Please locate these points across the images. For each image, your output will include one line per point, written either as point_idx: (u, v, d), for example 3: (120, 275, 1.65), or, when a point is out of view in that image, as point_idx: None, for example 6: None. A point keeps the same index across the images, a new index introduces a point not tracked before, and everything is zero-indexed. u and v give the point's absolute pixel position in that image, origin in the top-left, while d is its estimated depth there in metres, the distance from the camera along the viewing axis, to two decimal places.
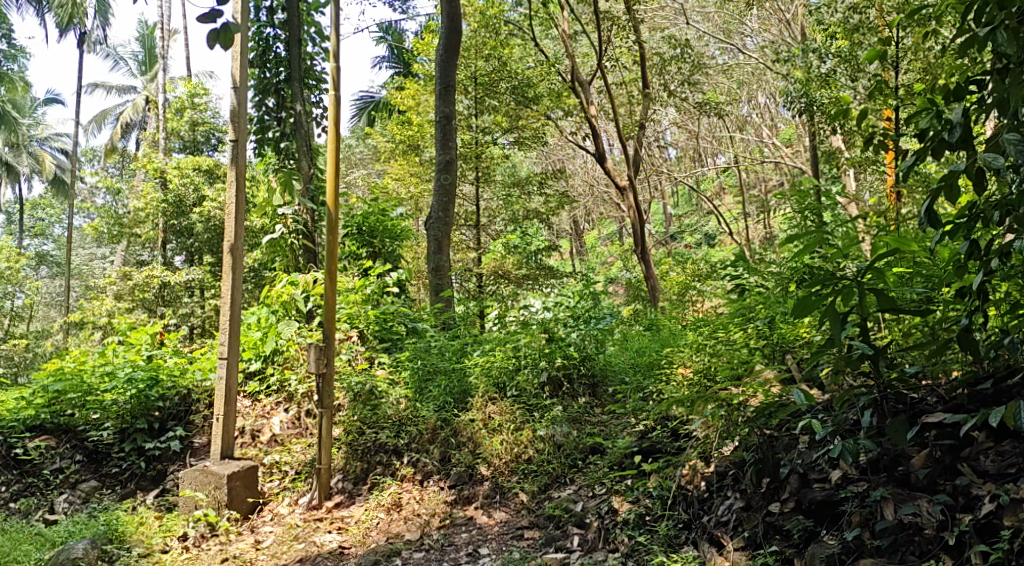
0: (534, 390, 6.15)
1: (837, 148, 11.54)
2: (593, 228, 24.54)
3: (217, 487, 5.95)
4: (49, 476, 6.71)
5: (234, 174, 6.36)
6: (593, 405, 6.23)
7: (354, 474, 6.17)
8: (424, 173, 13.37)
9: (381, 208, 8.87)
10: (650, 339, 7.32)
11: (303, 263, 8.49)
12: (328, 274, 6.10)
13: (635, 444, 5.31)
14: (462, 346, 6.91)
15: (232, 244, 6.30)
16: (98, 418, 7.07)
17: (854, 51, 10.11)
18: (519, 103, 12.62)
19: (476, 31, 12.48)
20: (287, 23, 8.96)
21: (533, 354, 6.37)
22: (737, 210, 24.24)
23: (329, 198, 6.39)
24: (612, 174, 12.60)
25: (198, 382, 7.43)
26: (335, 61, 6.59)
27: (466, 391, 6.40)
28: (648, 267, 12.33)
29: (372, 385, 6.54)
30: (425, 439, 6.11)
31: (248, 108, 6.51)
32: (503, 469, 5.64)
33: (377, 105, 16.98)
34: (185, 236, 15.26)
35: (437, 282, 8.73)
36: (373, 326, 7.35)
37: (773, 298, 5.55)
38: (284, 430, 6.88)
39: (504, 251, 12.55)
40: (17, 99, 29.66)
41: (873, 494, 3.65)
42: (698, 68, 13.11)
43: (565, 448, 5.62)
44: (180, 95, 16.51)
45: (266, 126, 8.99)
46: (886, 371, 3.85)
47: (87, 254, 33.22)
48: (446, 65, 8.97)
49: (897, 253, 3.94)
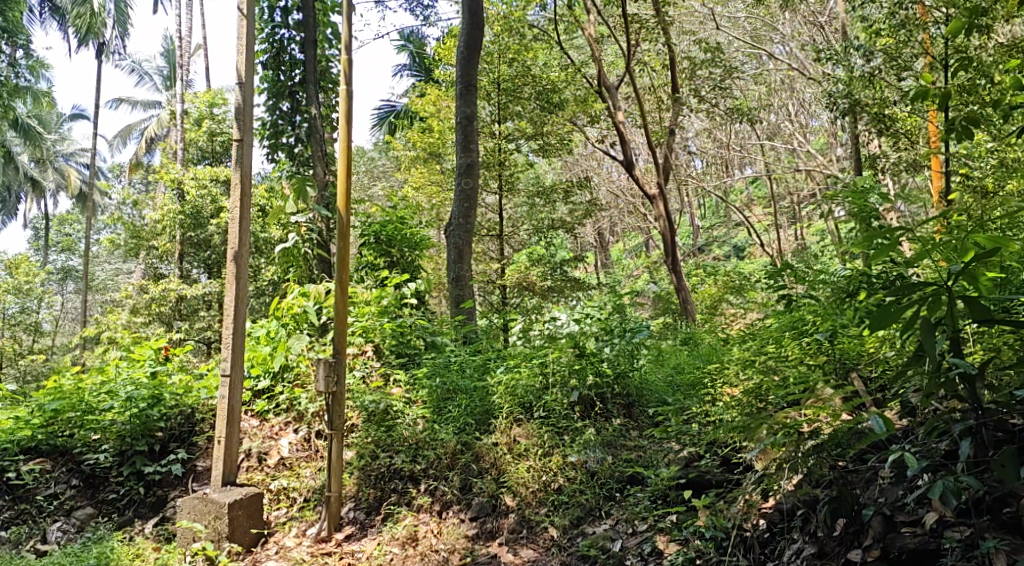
0: (563, 410, 5.58)
1: (879, 153, 10.96)
2: (619, 240, 23.90)
3: (217, 517, 5.46)
4: (43, 503, 6.26)
5: (238, 178, 5.91)
6: (629, 427, 5.59)
7: (367, 503, 5.63)
8: (446, 182, 12.94)
9: (399, 216, 8.37)
10: (688, 356, 6.75)
11: (317, 274, 7.97)
12: (339, 283, 5.58)
13: (681, 472, 4.76)
14: (484, 362, 6.40)
15: (236, 251, 5.81)
16: (98, 439, 6.62)
17: (900, 50, 9.55)
18: (544, 110, 12.16)
19: (498, 36, 12.05)
20: (301, 23, 8.55)
21: (563, 371, 5.81)
22: (766, 221, 23.51)
23: (340, 203, 5.89)
24: (642, 182, 12.06)
25: (203, 401, 6.95)
26: (347, 56, 6.12)
27: (489, 412, 5.85)
28: (680, 277, 11.75)
29: (386, 404, 6.03)
30: (443, 465, 5.57)
31: (254, 105, 6.04)
32: (530, 499, 5.10)
33: (399, 114, 16.61)
34: (202, 249, 14.90)
35: (458, 293, 8.12)
36: (389, 340, 6.77)
37: (831, 310, 5.02)
38: (292, 453, 6.35)
39: (528, 262, 12.09)
40: (43, 113, 29.72)
41: (980, 543, 3.12)
42: (731, 72, 12.52)
43: (599, 477, 5.07)
44: (199, 104, 16.21)
45: (279, 131, 8.57)
46: (986, 395, 3.29)
47: (110, 268, 33.12)
48: (467, 65, 8.46)
49: (995, 255, 3.35)
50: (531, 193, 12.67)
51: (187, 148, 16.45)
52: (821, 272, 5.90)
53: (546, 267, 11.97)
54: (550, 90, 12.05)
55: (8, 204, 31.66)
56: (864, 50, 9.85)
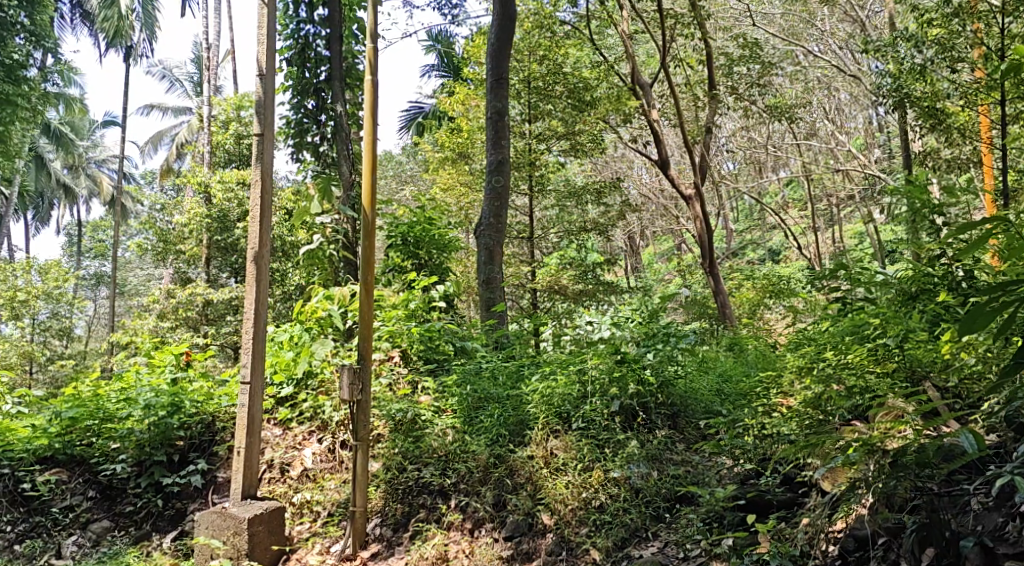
0: (604, 422, 5.19)
1: (932, 149, 10.39)
2: (650, 244, 23.43)
3: (236, 533, 5.16)
4: (58, 515, 6.02)
5: (258, 175, 5.61)
6: (676, 440, 5.19)
7: (394, 520, 5.27)
8: (475, 183, 12.60)
9: (427, 217, 8.02)
10: (734, 364, 6.33)
11: (343, 277, 7.64)
12: (364, 286, 5.25)
13: (738, 490, 4.40)
14: (518, 370, 6.02)
15: (257, 252, 5.51)
16: (116, 449, 6.35)
17: (954, 40, 9.00)
18: (576, 108, 11.76)
19: (528, 32, 11.70)
20: (328, 19, 8.27)
21: (602, 379, 5.41)
22: (802, 224, 22.93)
23: (366, 201, 5.57)
24: (677, 182, 11.60)
25: (224, 409, 6.66)
26: (373, 43, 5.81)
27: (524, 422, 5.46)
28: (718, 281, 11.29)
29: (414, 413, 5.69)
30: (475, 480, 5.21)
31: (275, 99, 5.75)
32: (569, 518, 4.74)
33: (427, 115, 16.31)
34: (229, 253, 14.74)
35: (489, 296, 7.77)
36: (417, 345, 6.41)
37: (895, 313, 4.63)
38: (316, 464, 6.02)
39: (559, 264, 11.79)
40: (75, 119, 29.88)
41: None
42: (770, 68, 12.05)
43: (644, 494, 4.73)
44: (226, 107, 16.02)
45: (304, 129, 8.30)
46: None
47: (141, 273, 33.26)
48: (498, 58, 8.11)
49: None
50: (562, 195, 12.31)
51: (215, 151, 16.28)
52: (880, 274, 5.50)
53: (578, 270, 11.64)
54: (583, 88, 11.69)
55: (42, 209, 31.89)
56: (914, 41, 9.31)
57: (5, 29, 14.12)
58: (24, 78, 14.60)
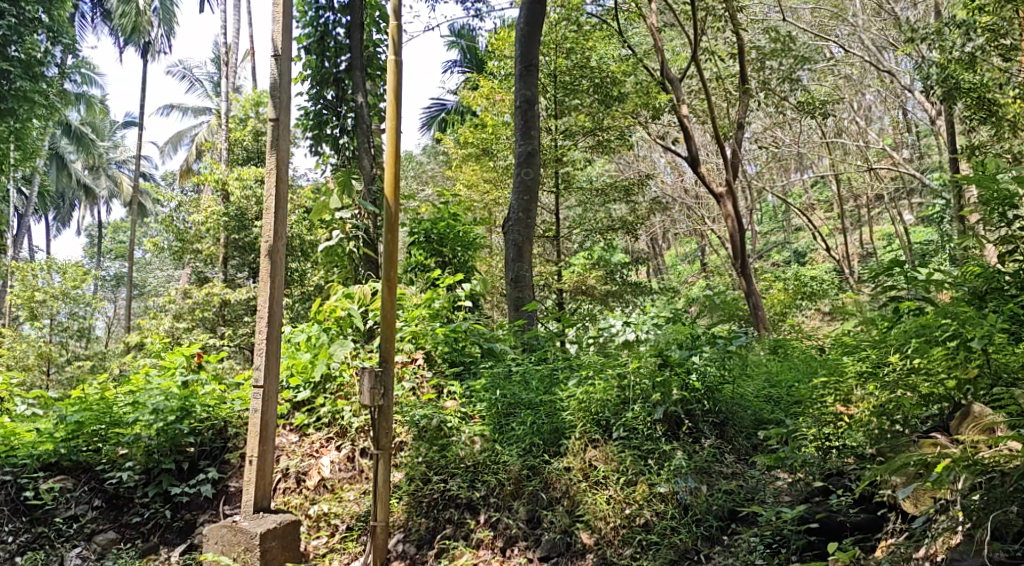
0: (647, 431, 4.79)
1: (979, 143, 9.85)
2: (674, 245, 22.91)
3: (247, 549, 4.79)
4: (61, 526, 5.68)
5: (273, 164, 5.23)
6: (725, 452, 4.77)
7: (418, 535, 4.87)
8: (498, 181, 12.21)
9: (452, 212, 7.65)
10: (782, 370, 5.89)
11: (364, 275, 7.22)
12: (387, 282, 4.85)
13: (806, 512, 4.10)
14: (550, 373, 5.59)
15: (272, 244, 5.14)
16: (123, 456, 6.00)
17: (1009, 26, 8.44)
18: (602, 103, 11.26)
19: (555, 24, 11.30)
20: (349, 6, 7.91)
21: (644, 384, 4.96)
22: (830, 224, 22.36)
23: (388, 191, 5.17)
24: (707, 178, 11.10)
25: (236, 413, 6.25)
26: (396, 22, 5.42)
27: (559, 431, 5.02)
28: (751, 281, 10.84)
29: (439, 420, 5.26)
30: (507, 493, 4.83)
31: (290, 83, 5.36)
32: (612, 537, 4.41)
33: (449, 112, 15.95)
34: (247, 252, 14.43)
35: (518, 296, 7.36)
36: (441, 346, 6.00)
37: (972, 315, 4.18)
38: (334, 474, 5.64)
39: (586, 263, 11.42)
40: (95, 119, 29.78)
41: None
42: (805, 62, 11.54)
43: (694, 512, 4.36)
44: (244, 104, 15.72)
45: (324, 121, 7.94)
46: None
47: (161, 273, 33.14)
48: (527, 46, 7.72)
49: None
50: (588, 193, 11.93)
51: (232, 148, 15.97)
52: (938, 273, 5.07)
53: (605, 271, 11.27)
54: (610, 82, 11.15)
55: (62, 209, 31.88)
56: (965, 28, 8.76)
57: (21, 25, 13.86)
58: (41, 76, 14.32)
